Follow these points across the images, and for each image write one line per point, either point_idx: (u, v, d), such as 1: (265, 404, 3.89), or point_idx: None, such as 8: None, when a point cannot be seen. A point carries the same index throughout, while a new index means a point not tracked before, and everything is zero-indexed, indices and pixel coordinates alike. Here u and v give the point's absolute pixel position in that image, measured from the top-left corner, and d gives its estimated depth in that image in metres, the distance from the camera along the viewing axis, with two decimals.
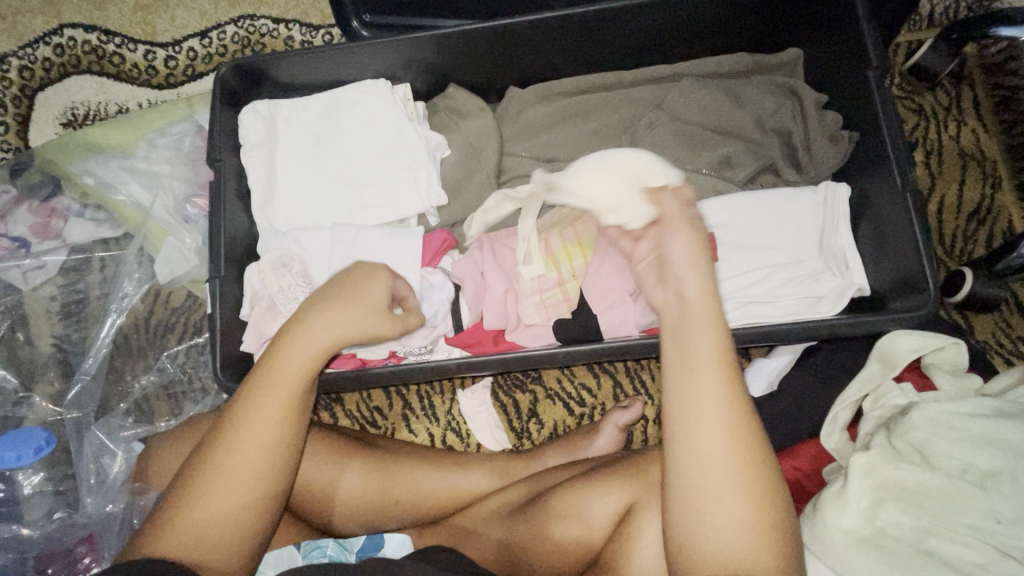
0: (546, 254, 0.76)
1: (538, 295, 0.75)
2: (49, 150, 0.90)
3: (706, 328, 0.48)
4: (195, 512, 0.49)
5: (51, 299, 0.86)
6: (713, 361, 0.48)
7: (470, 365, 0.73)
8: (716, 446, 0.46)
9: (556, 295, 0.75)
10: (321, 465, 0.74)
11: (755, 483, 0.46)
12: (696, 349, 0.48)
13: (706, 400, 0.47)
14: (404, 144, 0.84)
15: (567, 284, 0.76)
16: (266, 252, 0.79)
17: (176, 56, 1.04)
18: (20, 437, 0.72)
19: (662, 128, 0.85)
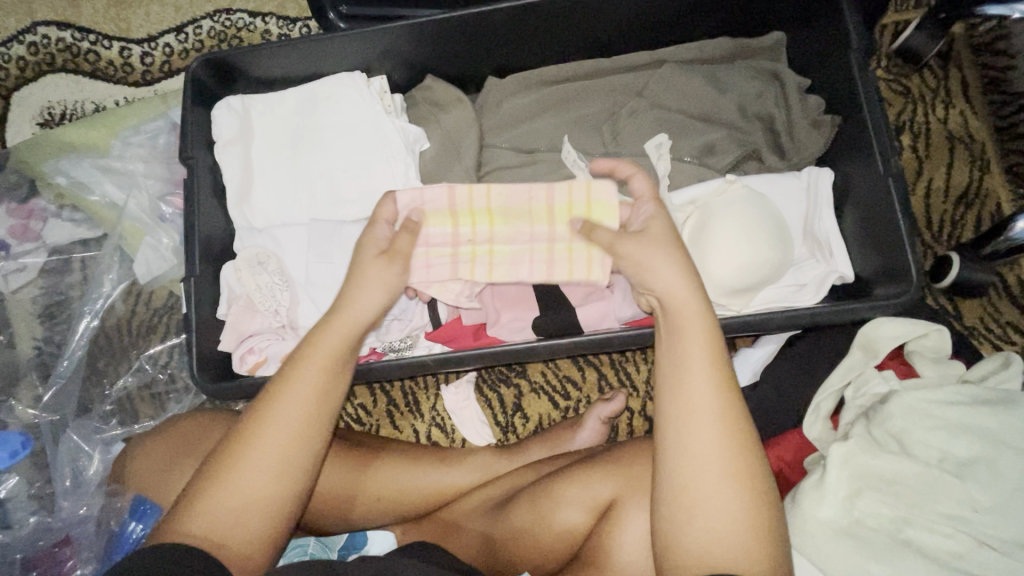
0: (448, 208, 0.68)
1: (425, 248, 0.69)
2: (22, 149, 0.89)
3: (698, 338, 0.51)
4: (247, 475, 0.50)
5: (31, 301, 0.85)
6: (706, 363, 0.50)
7: (450, 361, 0.72)
8: (709, 445, 0.47)
9: (445, 255, 0.70)
10: None
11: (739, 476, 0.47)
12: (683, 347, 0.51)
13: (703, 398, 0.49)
14: (381, 137, 0.82)
15: (462, 249, 0.70)
16: (242, 250, 0.78)
17: (152, 53, 1.03)
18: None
19: (644, 114, 0.84)
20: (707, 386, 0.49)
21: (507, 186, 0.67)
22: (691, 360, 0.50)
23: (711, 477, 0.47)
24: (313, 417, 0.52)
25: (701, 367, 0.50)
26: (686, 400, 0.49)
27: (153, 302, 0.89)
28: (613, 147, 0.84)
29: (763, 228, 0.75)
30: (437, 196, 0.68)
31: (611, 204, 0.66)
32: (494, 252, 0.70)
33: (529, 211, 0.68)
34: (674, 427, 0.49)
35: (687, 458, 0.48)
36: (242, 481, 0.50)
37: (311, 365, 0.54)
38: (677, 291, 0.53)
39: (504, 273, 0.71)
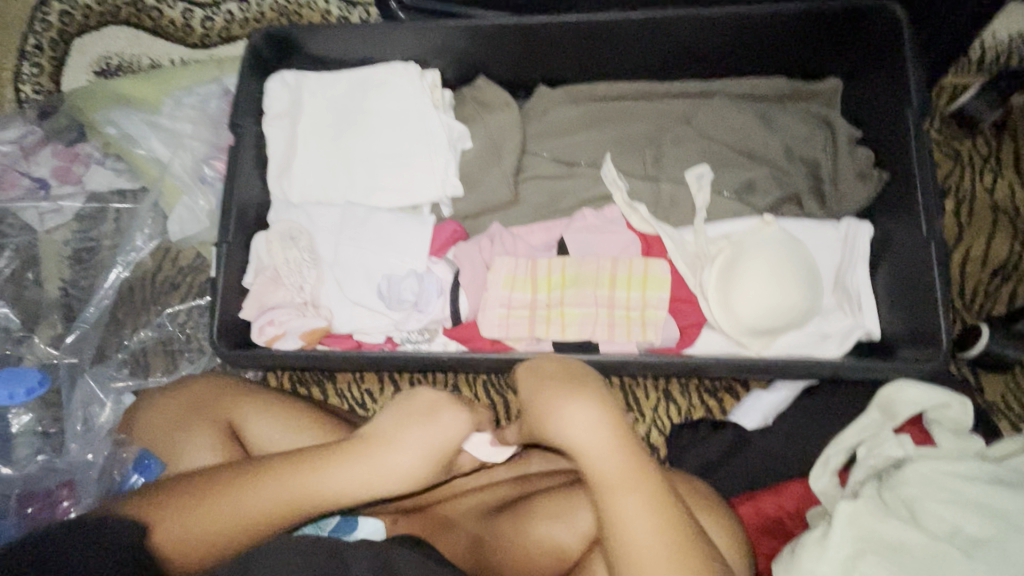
0: (529, 276, 0.75)
1: (506, 308, 0.74)
2: (79, 95, 0.91)
3: (627, 472, 0.50)
4: (210, 509, 0.50)
5: (62, 243, 0.87)
6: (637, 482, 0.50)
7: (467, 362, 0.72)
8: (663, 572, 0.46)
9: (524, 315, 0.74)
10: None
11: None
12: (616, 489, 0.49)
13: (644, 530, 0.48)
14: (427, 132, 0.84)
15: (538, 311, 0.74)
16: (276, 223, 0.78)
17: (213, 18, 1.05)
18: (15, 376, 0.70)
19: (687, 143, 0.85)
20: (645, 508, 0.48)
21: (580, 256, 0.75)
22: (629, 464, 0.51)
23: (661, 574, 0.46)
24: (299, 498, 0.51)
25: (632, 492, 0.49)
26: (623, 521, 0.48)
27: (180, 261, 0.91)
28: (652, 172, 0.85)
29: (793, 272, 0.75)
30: (520, 265, 0.76)
31: (665, 278, 0.73)
32: (567, 314, 0.73)
33: (597, 277, 0.74)
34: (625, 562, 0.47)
35: None
36: (220, 507, 0.50)
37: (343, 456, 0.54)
38: (595, 439, 0.52)
39: (575, 332, 0.73)
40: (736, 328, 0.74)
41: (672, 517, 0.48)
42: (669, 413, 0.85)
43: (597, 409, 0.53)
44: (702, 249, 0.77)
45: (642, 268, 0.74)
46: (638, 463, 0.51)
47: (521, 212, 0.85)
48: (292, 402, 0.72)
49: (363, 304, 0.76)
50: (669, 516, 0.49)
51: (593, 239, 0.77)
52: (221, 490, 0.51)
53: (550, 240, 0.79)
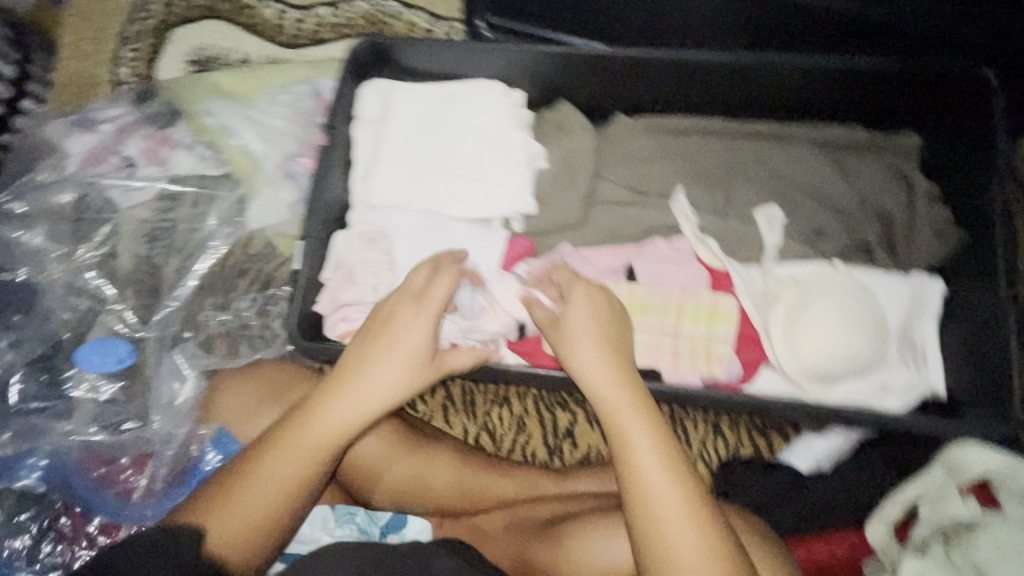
0: None
1: None
2: (182, 85, 0.97)
3: (625, 399, 0.63)
4: (244, 485, 0.62)
5: (141, 220, 0.90)
6: (635, 405, 0.63)
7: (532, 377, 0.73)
8: (664, 484, 0.58)
9: None
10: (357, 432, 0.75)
11: (697, 507, 0.58)
12: (624, 416, 0.62)
13: (645, 453, 0.60)
14: (507, 149, 0.87)
15: None
16: (357, 224, 0.81)
17: (305, 21, 1.11)
18: (106, 347, 0.78)
19: (759, 183, 0.86)
20: (643, 430, 0.61)
21: (652, 285, 0.76)
22: (629, 406, 0.63)
23: (678, 503, 0.58)
24: (317, 444, 0.64)
25: (637, 425, 0.61)
26: (628, 443, 0.61)
27: (250, 249, 0.93)
28: (722, 207, 0.86)
29: (860, 321, 0.76)
30: None
31: (733, 314, 0.75)
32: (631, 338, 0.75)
33: (665, 307, 0.76)
34: (628, 476, 0.60)
35: (649, 491, 0.58)
36: (248, 493, 0.61)
37: (340, 401, 0.65)
38: (597, 369, 0.65)
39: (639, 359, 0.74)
40: (796, 370, 0.75)
41: (664, 434, 0.61)
42: (717, 448, 0.85)
43: (601, 354, 0.67)
44: (768, 289, 0.79)
45: (711, 303, 0.75)
46: (632, 402, 0.63)
47: (588, 234, 0.87)
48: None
49: None
50: (662, 435, 0.62)
51: (663, 269, 0.78)
52: (242, 480, 0.62)
53: (619, 265, 0.81)
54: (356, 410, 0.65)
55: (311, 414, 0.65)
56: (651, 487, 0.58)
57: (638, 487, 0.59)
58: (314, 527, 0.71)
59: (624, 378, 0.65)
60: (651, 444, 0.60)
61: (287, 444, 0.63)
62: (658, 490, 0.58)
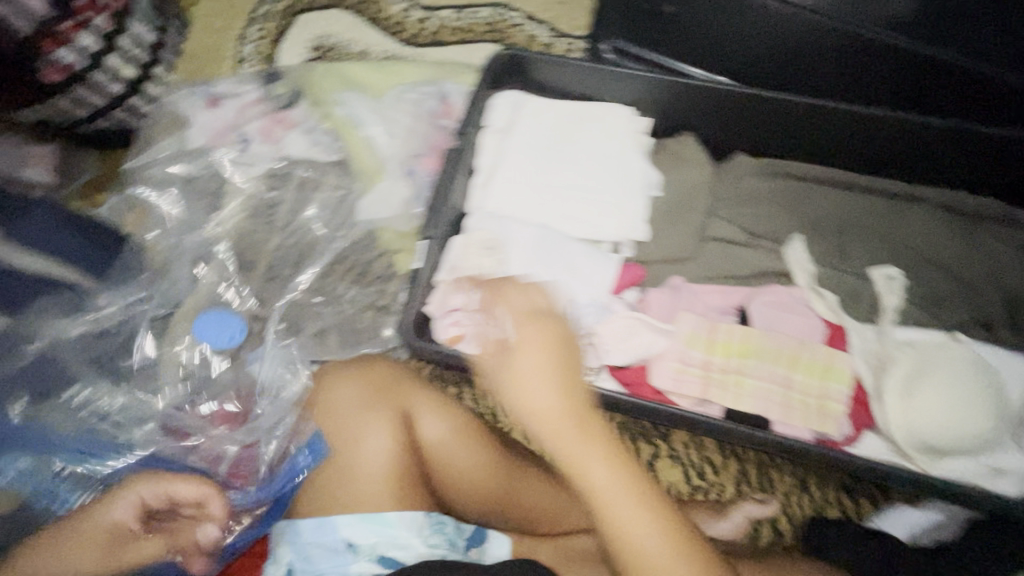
0: (706, 337, 0.76)
1: (680, 363, 0.75)
2: (314, 73, 1.01)
3: (536, 385, 0.66)
4: (48, 554, 0.61)
5: (251, 196, 0.98)
6: (595, 445, 0.65)
7: (643, 408, 0.71)
8: (623, 507, 0.62)
9: (696, 374, 0.75)
10: (455, 444, 0.74)
11: (661, 516, 0.62)
12: (582, 461, 0.64)
13: (613, 486, 0.63)
14: (627, 175, 0.87)
15: (711, 375, 0.75)
16: (475, 231, 0.82)
17: (429, 22, 1.13)
18: (225, 322, 0.80)
19: (876, 240, 0.85)
20: (607, 470, 0.64)
21: (767, 332, 0.75)
22: (568, 406, 0.66)
23: (633, 507, 0.62)
24: (112, 520, 0.64)
25: (598, 459, 0.64)
26: (591, 482, 0.63)
27: (355, 239, 0.96)
28: (836, 260, 0.85)
29: (979, 397, 0.73)
30: (700, 325, 0.77)
31: (849, 373, 0.74)
32: (743, 383, 0.74)
33: (778, 356, 0.75)
34: (598, 508, 0.63)
35: (617, 522, 0.62)
36: (53, 560, 0.61)
37: (107, 520, 0.63)
38: (548, 400, 0.66)
39: (747, 405, 0.73)
40: (904, 437, 0.73)
41: (625, 469, 0.64)
42: (802, 503, 0.83)
43: (507, 351, 0.71)
44: (883, 351, 0.77)
45: (826, 359, 0.74)
46: (551, 415, 0.66)
47: (694, 269, 0.86)
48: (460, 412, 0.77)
49: None
50: (624, 471, 0.64)
51: (774, 317, 0.78)
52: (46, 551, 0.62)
53: (729, 306, 0.81)
54: (166, 492, 0.65)
55: (100, 503, 0.64)
56: (611, 509, 0.62)
57: (608, 517, 0.62)
58: (408, 539, 0.66)
59: (560, 388, 0.67)
60: (611, 477, 0.63)
61: (67, 535, 0.62)
62: (625, 513, 0.62)
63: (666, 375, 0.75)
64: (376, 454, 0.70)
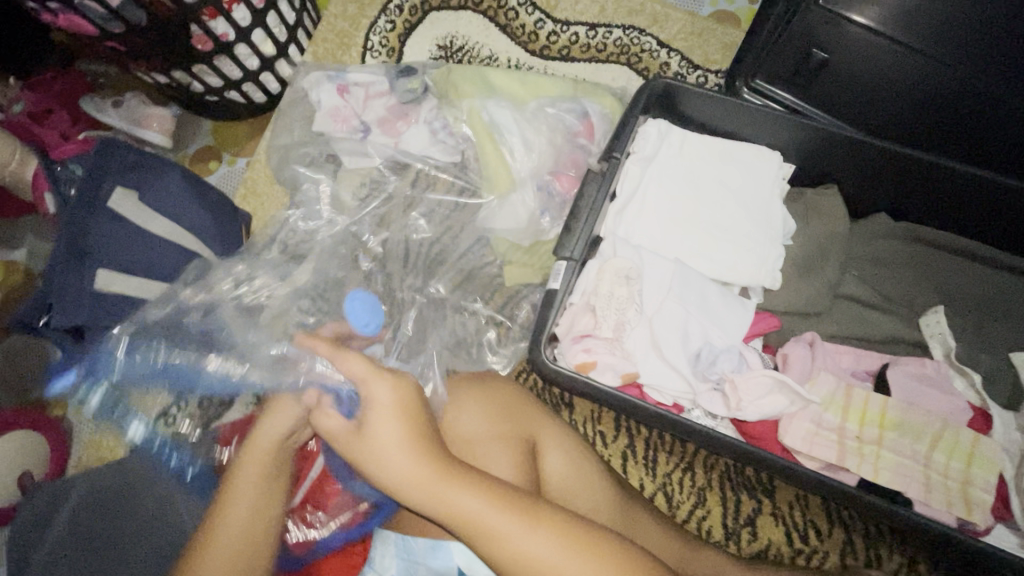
0: (843, 401, 0.74)
1: (815, 425, 0.73)
2: (450, 74, 1.00)
3: (382, 410, 0.62)
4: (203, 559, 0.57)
5: (361, 181, 0.96)
6: (382, 420, 0.62)
7: (779, 467, 0.69)
8: (539, 540, 0.58)
9: (832, 439, 0.73)
10: (575, 482, 0.78)
11: (588, 541, 0.59)
12: (381, 440, 0.61)
13: (434, 478, 0.60)
14: (766, 219, 0.84)
15: (847, 442, 0.73)
16: (612, 257, 0.79)
17: (560, 34, 1.12)
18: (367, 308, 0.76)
19: (1020, 322, 0.81)
20: (423, 461, 0.60)
21: (908, 405, 0.73)
22: (435, 472, 0.60)
23: (548, 544, 0.58)
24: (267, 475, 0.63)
25: (402, 440, 0.61)
26: (394, 466, 0.60)
27: (468, 243, 0.95)
28: (973, 338, 0.81)
29: None
30: (836, 387, 0.75)
31: (996, 461, 0.71)
32: (880, 455, 0.72)
33: (918, 431, 0.73)
34: (446, 516, 0.59)
35: (470, 525, 0.58)
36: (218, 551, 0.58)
37: (250, 473, 0.62)
38: (402, 466, 0.60)
39: (884, 479, 0.71)
40: None
41: (418, 442, 0.61)
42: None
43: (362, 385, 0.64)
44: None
45: (969, 443, 0.72)
46: (376, 400, 0.63)
47: (822, 325, 0.83)
48: (579, 448, 0.81)
49: (674, 364, 0.75)
50: (411, 434, 0.62)
51: (913, 390, 0.75)
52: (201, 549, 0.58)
53: (860, 372, 0.79)
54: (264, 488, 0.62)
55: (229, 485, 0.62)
56: (520, 546, 0.58)
57: (464, 525, 0.59)
58: None
59: (410, 446, 0.61)
60: (415, 457, 0.60)
61: (229, 496, 0.61)
62: (483, 518, 0.58)
63: (799, 435, 0.73)
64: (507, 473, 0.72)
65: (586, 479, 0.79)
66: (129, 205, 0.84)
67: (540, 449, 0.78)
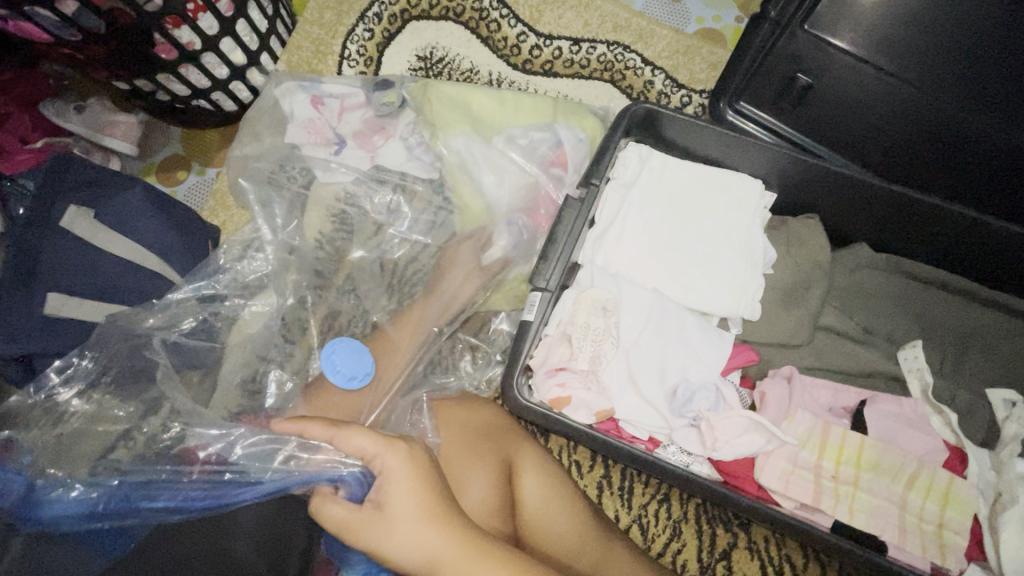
0: (820, 440, 0.73)
1: (792, 464, 0.72)
2: (428, 89, 0.95)
3: (400, 485, 0.59)
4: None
5: (333, 198, 0.92)
6: (402, 495, 0.59)
7: (751, 508, 0.68)
8: None
9: (808, 479, 0.72)
10: (552, 512, 0.76)
11: None
12: (401, 518, 0.58)
13: (466, 559, 0.58)
14: (747, 249, 0.83)
15: (823, 483, 0.72)
16: (590, 287, 0.77)
17: (543, 48, 1.09)
18: (355, 360, 0.79)
19: (999, 358, 0.80)
20: (451, 542, 0.58)
21: (885, 444, 0.72)
22: (461, 550, 0.58)
23: None
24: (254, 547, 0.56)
25: (425, 519, 0.58)
26: (418, 547, 0.58)
27: (443, 264, 0.92)
28: (951, 373, 0.80)
29: None
30: (813, 425, 0.74)
31: (971, 503, 0.70)
32: (856, 496, 0.71)
33: (894, 471, 0.72)
34: None
35: None
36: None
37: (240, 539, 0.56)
38: (427, 546, 0.58)
39: (859, 520, 0.70)
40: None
41: (442, 517, 0.59)
42: None
43: (374, 457, 0.60)
44: (1003, 483, 0.72)
45: (945, 484, 0.71)
46: (394, 474, 0.60)
47: (801, 358, 0.81)
48: (557, 477, 0.79)
49: (650, 400, 0.74)
50: (434, 510, 0.59)
51: (890, 427, 0.75)
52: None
53: (838, 408, 0.78)
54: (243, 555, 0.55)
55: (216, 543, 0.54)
56: None
57: None
58: None
59: (433, 524, 0.58)
60: (440, 537, 0.58)
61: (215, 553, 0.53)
62: None
63: (776, 475, 0.72)
64: (483, 501, 0.72)
65: (563, 507, 0.77)
66: (84, 224, 0.81)
67: (516, 480, 0.76)
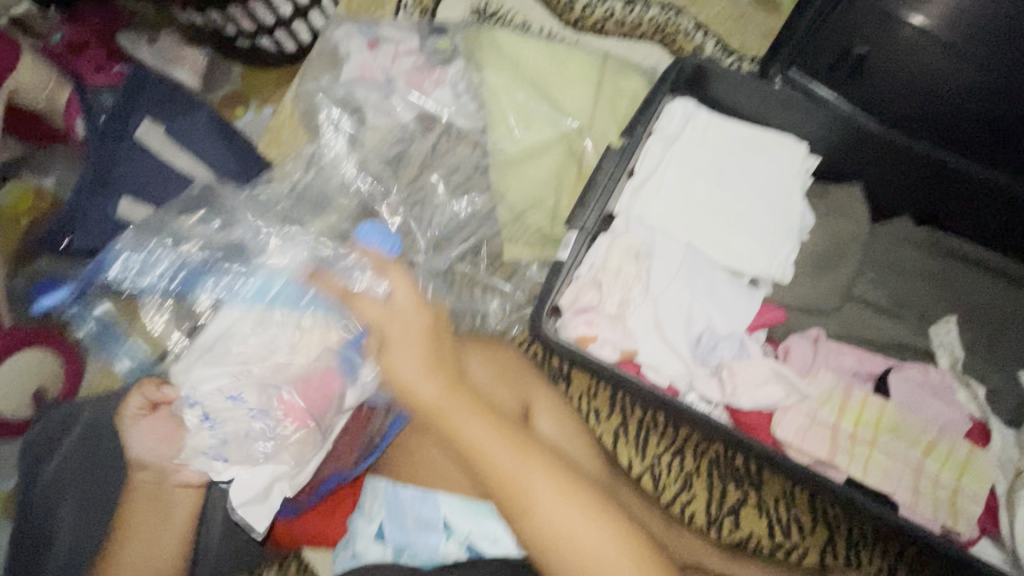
0: (840, 400, 0.74)
1: (810, 418, 0.73)
2: (477, 39, 0.99)
3: (406, 343, 0.64)
4: None
5: (381, 135, 0.95)
6: (410, 350, 0.64)
7: (767, 454, 0.69)
8: (556, 497, 0.61)
9: (824, 433, 0.73)
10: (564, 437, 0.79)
11: (605, 518, 0.61)
12: (405, 371, 0.63)
13: (463, 420, 0.62)
14: (784, 211, 0.83)
15: (840, 439, 0.73)
16: (624, 233, 0.80)
17: (596, 7, 1.09)
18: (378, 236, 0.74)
19: None
20: (448, 404, 0.63)
21: (904, 407, 0.74)
22: (451, 408, 0.62)
23: (564, 502, 0.61)
24: None
25: (425, 375, 0.63)
26: (417, 399, 0.63)
27: (481, 208, 0.94)
28: (984, 351, 0.79)
29: None
30: (834, 384, 0.75)
31: (988, 473, 0.71)
32: (872, 456, 0.72)
33: (912, 436, 0.73)
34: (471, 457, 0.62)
35: (490, 469, 0.61)
36: None
37: None
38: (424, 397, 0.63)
39: (873, 478, 0.71)
40: None
41: (439, 379, 0.63)
42: None
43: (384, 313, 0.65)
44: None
45: (964, 453, 0.72)
46: (400, 332, 0.64)
47: (830, 323, 0.82)
48: (569, 418, 0.82)
49: (673, 345, 0.75)
50: (434, 372, 0.64)
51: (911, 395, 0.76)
52: None
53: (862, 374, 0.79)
54: None
55: None
56: (538, 498, 0.60)
57: (485, 468, 0.61)
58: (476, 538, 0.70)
59: (433, 380, 0.63)
60: (438, 395, 0.63)
61: None
62: (503, 465, 0.61)
63: (792, 428, 0.73)
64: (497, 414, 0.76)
65: (576, 443, 0.80)
66: (153, 139, 0.87)
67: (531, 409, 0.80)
